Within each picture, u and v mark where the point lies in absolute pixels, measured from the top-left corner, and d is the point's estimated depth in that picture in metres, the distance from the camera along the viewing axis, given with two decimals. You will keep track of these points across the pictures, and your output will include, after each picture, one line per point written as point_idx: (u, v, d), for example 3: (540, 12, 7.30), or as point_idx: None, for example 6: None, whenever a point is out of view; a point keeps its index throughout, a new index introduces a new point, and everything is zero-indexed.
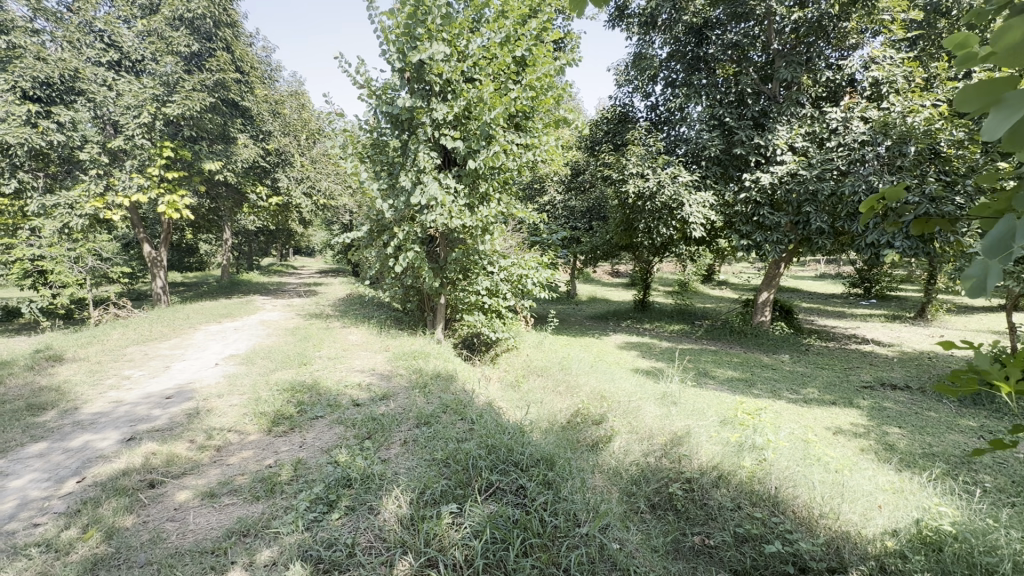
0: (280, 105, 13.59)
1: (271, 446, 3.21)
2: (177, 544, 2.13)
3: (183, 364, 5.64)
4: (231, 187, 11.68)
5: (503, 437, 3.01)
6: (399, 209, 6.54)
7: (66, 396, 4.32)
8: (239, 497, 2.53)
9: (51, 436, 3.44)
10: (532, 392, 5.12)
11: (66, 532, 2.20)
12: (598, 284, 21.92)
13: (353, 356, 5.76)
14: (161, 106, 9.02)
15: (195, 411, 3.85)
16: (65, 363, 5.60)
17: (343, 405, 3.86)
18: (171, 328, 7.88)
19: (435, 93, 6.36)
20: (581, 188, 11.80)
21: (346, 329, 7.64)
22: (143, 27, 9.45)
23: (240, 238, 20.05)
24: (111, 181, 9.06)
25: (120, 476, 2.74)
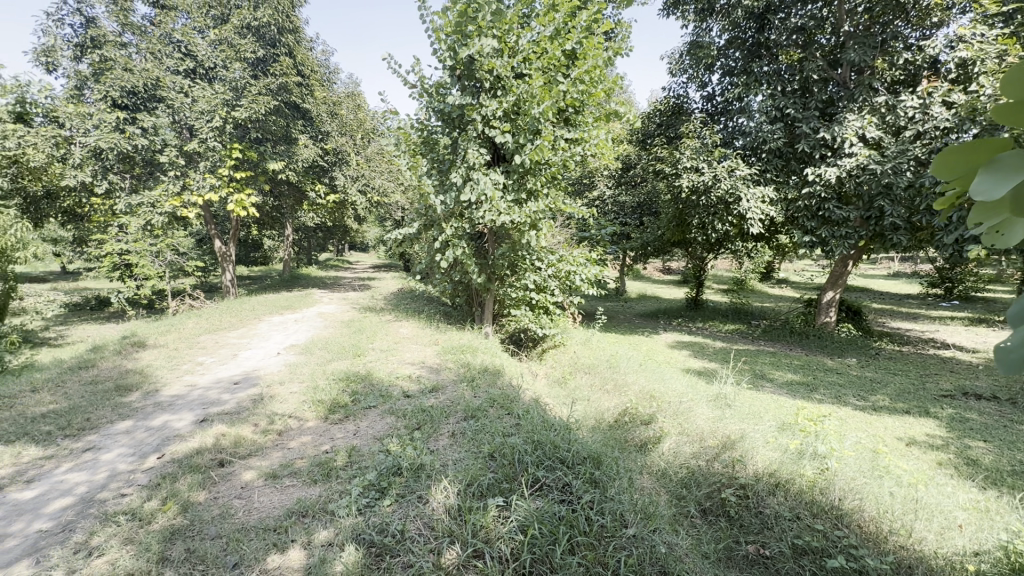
0: (338, 107, 14.10)
1: (327, 433, 3.36)
2: (242, 520, 2.28)
3: (249, 352, 6.02)
4: (293, 186, 12.31)
5: (549, 433, 3.01)
6: (448, 205, 6.66)
7: (148, 379, 4.72)
8: (298, 479, 2.67)
9: (137, 415, 3.78)
10: (578, 389, 5.08)
11: (148, 503, 2.40)
12: (648, 281, 21.42)
13: (403, 349, 5.94)
14: (230, 110, 9.61)
15: (259, 396, 4.10)
16: (147, 349, 6.12)
17: (394, 396, 4.00)
18: (239, 319, 8.43)
19: (485, 89, 6.42)
20: (632, 183, 11.48)
21: (398, 322, 7.88)
22: (215, 37, 10.08)
23: (300, 234, 21.12)
24: (187, 181, 9.79)
25: (194, 454, 2.96)
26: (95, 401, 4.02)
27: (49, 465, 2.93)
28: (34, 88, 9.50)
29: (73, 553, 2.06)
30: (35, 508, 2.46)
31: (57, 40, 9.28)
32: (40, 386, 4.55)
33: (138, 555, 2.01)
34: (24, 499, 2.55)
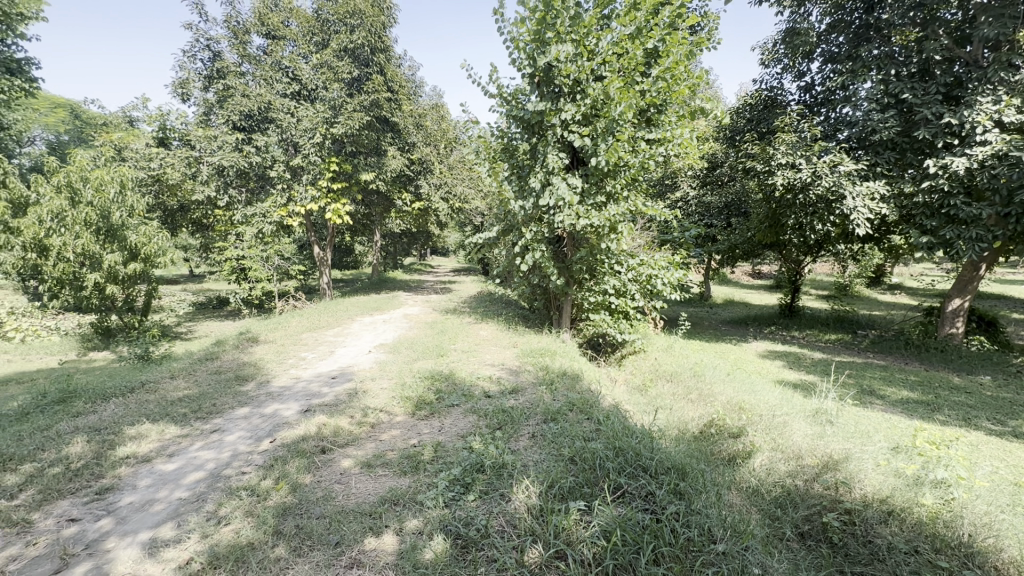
0: (424, 118, 14.74)
1: (414, 428, 3.56)
2: (342, 504, 2.47)
3: (344, 349, 6.52)
4: (382, 195, 13.10)
5: (631, 440, 2.95)
6: (528, 210, 6.77)
7: (260, 371, 5.27)
8: (390, 470, 2.86)
9: (252, 402, 4.23)
10: (660, 398, 4.93)
11: (265, 481, 2.69)
12: (737, 286, 20.15)
13: (483, 350, 6.11)
14: (329, 127, 10.47)
15: (354, 390, 4.43)
16: (259, 344, 6.85)
17: (476, 395, 4.13)
18: (335, 319, 9.14)
19: (564, 94, 6.48)
20: (719, 182, 10.90)
21: (478, 324, 8.11)
22: (317, 61, 11.00)
23: (387, 240, 22.41)
24: (292, 194, 10.81)
25: (301, 440, 3.28)
26: (219, 388, 4.57)
27: (185, 442, 3.37)
28: (172, 116, 11.07)
29: (206, 520, 2.35)
30: (176, 478, 2.84)
31: (191, 73, 10.80)
32: (177, 374, 5.24)
33: (257, 527, 2.26)
34: (167, 469, 2.95)
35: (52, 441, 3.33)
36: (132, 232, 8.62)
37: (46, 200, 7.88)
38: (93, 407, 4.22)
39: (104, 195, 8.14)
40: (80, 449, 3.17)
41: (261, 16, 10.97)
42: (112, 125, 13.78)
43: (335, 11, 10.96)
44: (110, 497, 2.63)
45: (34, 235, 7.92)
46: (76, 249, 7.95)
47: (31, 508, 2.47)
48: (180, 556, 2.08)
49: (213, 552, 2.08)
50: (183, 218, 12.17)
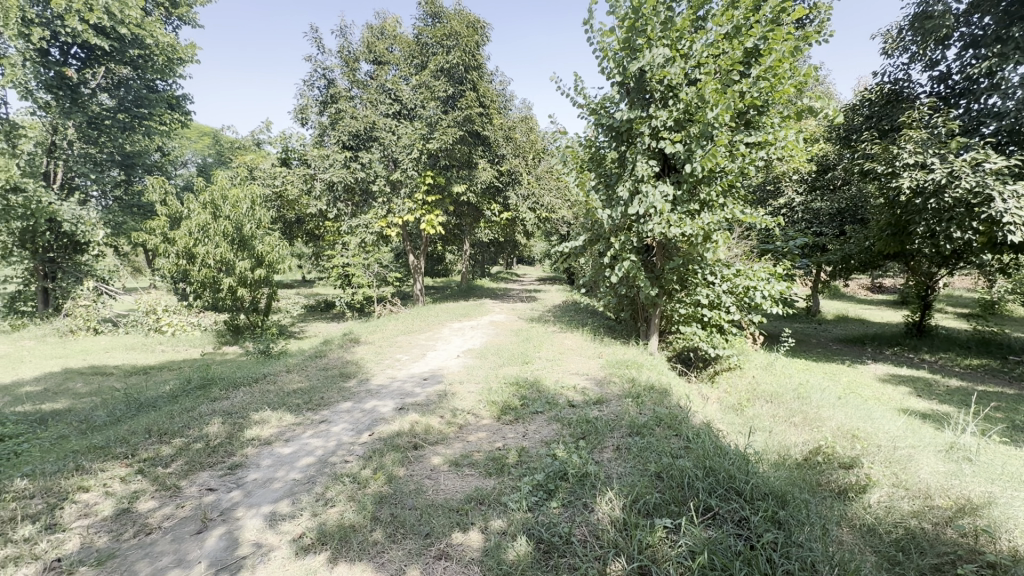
0: (515, 131, 15.00)
1: (500, 431, 3.66)
2: (432, 497, 2.62)
3: (436, 353, 6.88)
4: (472, 207, 13.59)
5: (723, 461, 2.81)
6: (616, 219, 6.72)
7: (361, 369, 5.74)
8: (476, 470, 2.97)
9: (354, 398, 4.62)
10: (757, 419, 4.61)
11: (364, 471, 2.93)
12: (852, 301, 18.09)
13: (567, 359, 6.12)
14: (425, 142, 11.14)
15: (444, 392, 4.64)
16: (361, 344, 7.45)
17: (560, 404, 4.16)
18: (427, 324, 9.65)
19: (655, 100, 6.37)
20: (830, 187, 9.95)
21: (562, 334, 8.14)
22: (416, 82, 11.77)
23: (476, 249, 23.15)
24: (392, 206, 11.63)
25: (396, 436, 3.52)
26: (327, 383, 5.04)
27: (298, 430, 3.76)
28: (294, 139, 12.48)
29: (315, 501, 2.60)
30: (292, 460, 3.17)
31: (309, 100, 12.20)
32: (292, 368, 5.87)
33: (358, 511, 2.45)
34: (284, 452, 3.31)
35: (196, 420, 3.89)
36: (259, 241, 9.82)
37: (195, 215, 9.25)
38: (227, 394, 4.87)
39: (238, 210, 9.38)
40: (217, 429, 3.67)
41: (369, 44, 12.02)
42: (246, 148, 15.84)
43: (433, 34, 11.55)
44: (238, 472, 3.01)
45: (185, 244, 9.31)
46: (216, 257, 9.25)
47: (181, 476, 2.92)
48: (294, 531, 2.33)
49: (322, 529, 2.30)
50: (299, 229, 13.56)
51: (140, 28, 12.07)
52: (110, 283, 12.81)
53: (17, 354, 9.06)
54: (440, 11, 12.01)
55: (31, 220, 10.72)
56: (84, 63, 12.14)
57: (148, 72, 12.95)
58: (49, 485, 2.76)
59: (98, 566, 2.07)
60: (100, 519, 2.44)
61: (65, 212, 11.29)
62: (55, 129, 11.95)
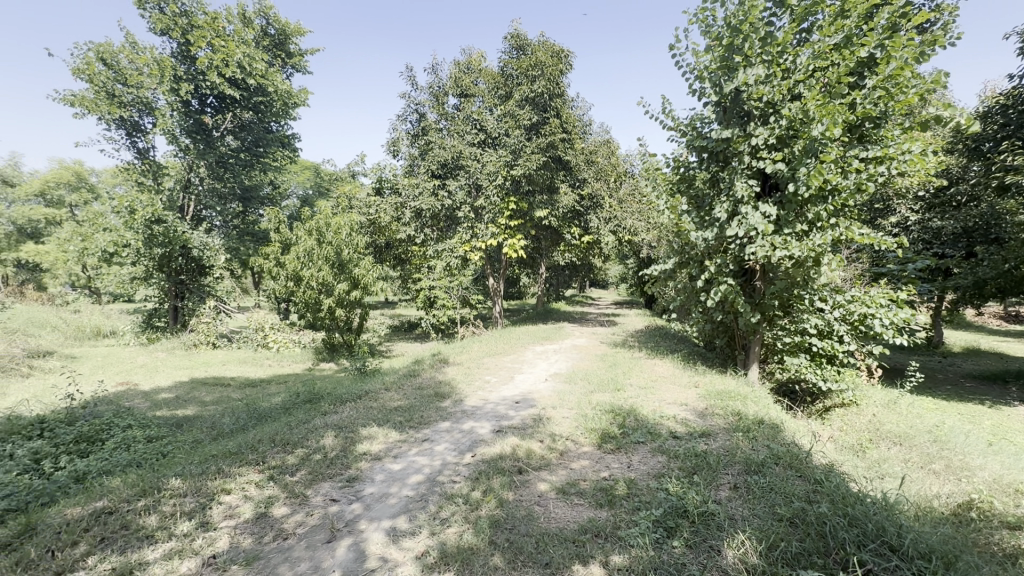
0: (596, 155, 14.97)
1: (603, 460, 3.56)
2: (546, 525, 2.57)
3: (523, 376, 6.88)
4: (553, 231, 13.64)
5: (868, 509, 2.50)
6: (710, 241, 6.41)
7: (454, 389, 5.87)
8: (585, 500, 2.89)
9: (452, 418, 4.71)
10: (888, 463, 4.09)
11: (474, 492, 2.96)
12: (984, 332, 15.77)
13: (661, 388, 5.85)
14: (509, 169, 11.41)
15: (539, 417, 4.61)
16: (449, 364, 7.66)
17: (662, 435, 3.97)
18: (510, 346, 9.72)
19: (754, 118, 6.08)
20: (954, 204, 8.89)
21: (651, 360, 7.84)
22: (501, 112, 12.18)
23: (552, 272, 23.18)
24: (475, 231, 11.98)
25: (499, 458, 3.53)
26: (424, 402, 5.20)
27: (404, 447, 3.90)
28: (387, 170, 13.39)
29: (432, 519, 2.66)
30: (403, 477, 3.28)
31: (401, 133, 13.07)
32: (390, 386, 6.13)
33: (476, 533, 2.47)
34: (395, 469, 3.44)
35: (312, 432, 4.17)
36: (355, 265, 10.51)
37: (303, 241, 10.15)
38: (335, 408, 5.18)
39: (339, 236, 10.14)
40: (332, 442, 3.90)
41: (457, 79, 12.71)
42: (343, 180, 17.21)
43: (518, 66, 11.93)
44: (356, 485, 3.16)
45: (294, 268, 10.24)
46: (318, 279, 10.03)
47: (306, 485, 3.12)
48: (416, 548, 2.39)
49: (443, 549, 2.33)
50: (389, 253, 14.37)
51: (263, 78, 13.69)
52: (227, 302, 14.30)
53: (154, 364, 10.30)
54: (524, 43, 12.41)
55: (169, 247, 12.44)
56: (217, 110, 13.94)
57: (268, 116, 14.55)
58: (199, 486, 3.07)
59: (247, 566, 2.25)
60: (244, 521, 2.66)
61: (195, 239, 12.89)
62: (191, 167, 13.49)
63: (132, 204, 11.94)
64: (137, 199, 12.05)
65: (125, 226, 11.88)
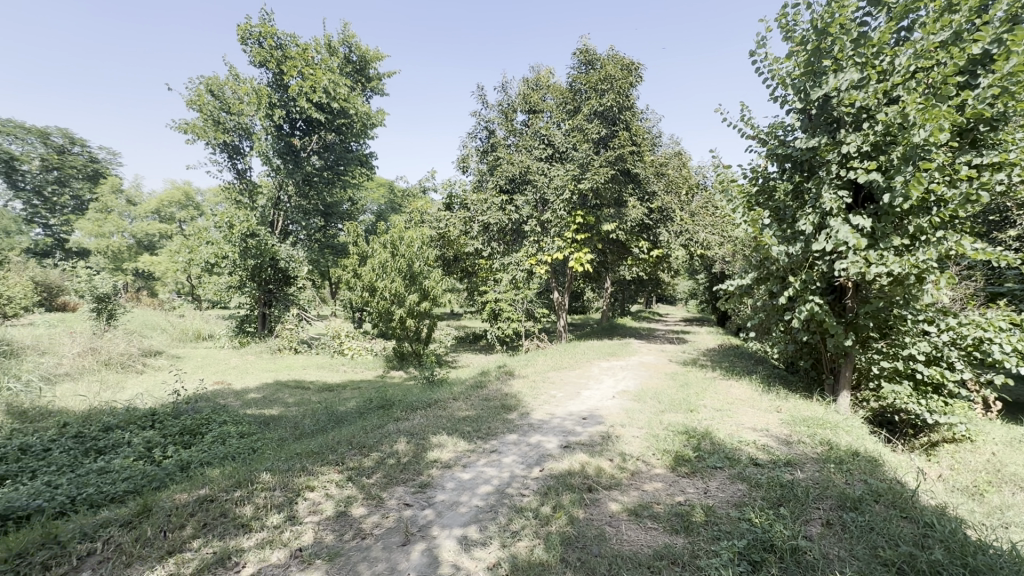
0: (666, 167, 14.58)
1: (677, 484, 3.40)
2: (619, 547, 2.48)
3: (590, 392, 6.76)
4: (620, 244, 13.41)
5: (994, 562, 2.19)
6: (794, 256, 5.99)
7: (520, 402, 5.87)
8: (659, 524, 2.77)
9: (519, 431, 4.72)
10: (1015, 511, 3.56)
11: (544, 508, 2.93)
12: None
13: (738, 410, 5.51)
14: (577, 183, 11.37)
15: (608, 434, 4.50)
16: (514, 377, 7.69)
17: (741, 461, 3.73)
18: (575, 361, 9.60)
19: (845, 125, 5.65)
20: None
21: (726, 381, 7.41)
22: (569, 126, 12.20)
23: (617, 286, 22.72)
24: (542, 244, 12.01)
25: (568, 475, 3.48)
26: (491, 414, 5.25)
27: (473, 457, 3.95)
28: (457, 186, 13.85)
29: (502, 531, 2.67)
30: (473, 487, 3.32)
31: (471, 150, 13.51)
32: (458, 396, 6.26)
33: (547, 549, 2.44)
34: (464, 478, 3.49)
35: (386, 437, 4.33)
36: (426, 277, 10.89)
37: (378, 254, 10.70)
38: (406, 415, 5.36)
39: (411, 249, 10.58)
40: (405, 448, 4.04)
41: (525, 96, 12.97)
42: (415, 195, 17.99)
43: (587, 80, 11.96)
44: (428, 491, 3.24)
45: (369, 279, 10.82)
46: (391, 290, 10.52)
47: (381, 488, 3.24)
48: (487, 559, 2.40)
49: (514, 562, 2.33)
50: (457, 266, 14.77)
51: (346, 102, 14.72)
52: (308, 310, 15.32)
53: (244, 366, 11.22)
54: (593, 58, 12.43)
55: (260, 259, 13.68)
56: (305, 132, 15.14)
57: (349, 136, 15.52)
58: (285, 481, 3.28)
59: (329, 562, 2.36)
60: (326, 518, 2.81)
61: (283, 251, 14.00)
62: (282, 185, 14.70)
63: (231, 219, 13.21)
64: (235, 216, 13.33)
65: (224, 239, 13.25)
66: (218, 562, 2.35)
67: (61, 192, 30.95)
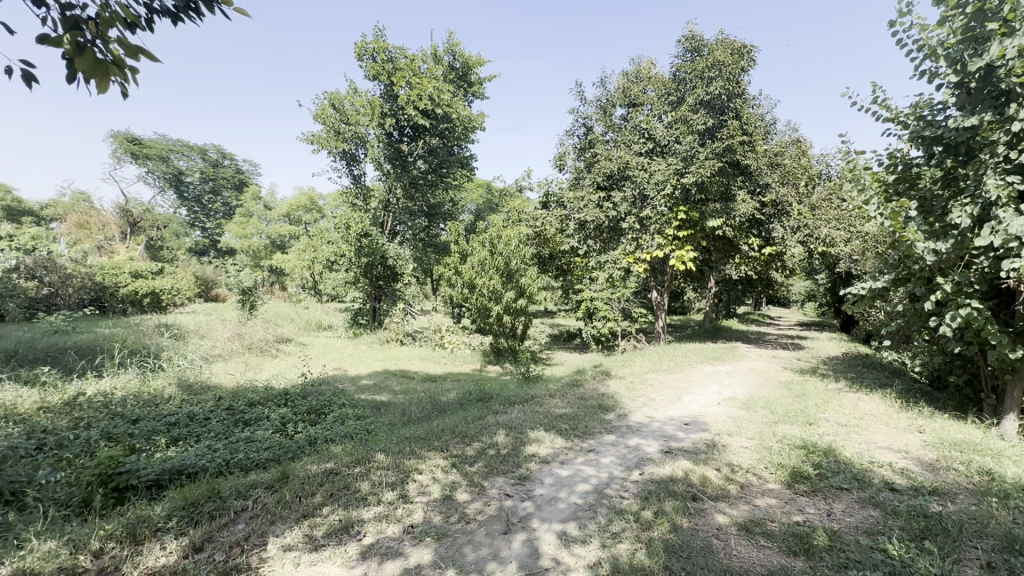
0: (782, 156, 13.33)
1: (795, 502, 3.12)
2: (728, 563, 2.34)
3: (692, 397, 6.42)
4: (728, 241, 12.56)
5: None
6: (944, 254, 5.16)
7: (618, 403, 5.76)
8: (775, 543, 2.56)
9: (617, 432, 4.64)
10: None
11: (645, 512, 2.85)
12: None
13: (868, 427, 4.90)
14: (679, 177, 10.78)
15: (713, 443, 4.26)
16: (611, 377, 7.57)
17: (874, 484, 3.31)
18: (675, 364, 9.19)
19: (1018, 98, 4.73)
20: None
21: (854, 394, 6.61)
22: (671, 118, 11.64)
23: (723, 286, 21.26)
24: (640, 242, 11.63)
25: (669, 481, 3.35)
26: (588, 413, 5.21)
27: (571, 454, 3.96)
28: (553, 184, 13.89)
29: (602, 531, 2.65)
30: (571, 484, 3.33)
31: (568, 148, 13.49)
32: (554, 393, 6.31)
33: (650, 555, 2.38)
34: (563, 474, 3.52)
35: (487, 428, 4.51)
36: (522, 275, 11.06)
37: (477, 252, 11.11)
38: (504, 409, 5.52)
39: (508, 247, 10.82)
40: (504, 440, 4.16)
41: (625, 90, 12.64)
42: (512, 195, 18.37)
43: (692, 69, 11.34)
44: (527, 484, 3.32)
45: (469, 277, 11.30)
46: (489, 288, 10.88)
47: (483, 477, 3.38)
48: (587, 556, 2.40)
49: (616, 564, 2.30)
50: (552, 264, 14.84)
51: (449, 107, 15.43)
52: (413, 305, 16.36)
53: (357, 355, 12.29)
54: (700, 44, 11.74)
55: (372, 257, 14.89)
56: (412, 138, 16.13)
57: (451, 140, 16.25)
58: (397, 462, 3.56)
59: (437, 541, 2.52)
60: (433, 499, 3.00)
61: (391, 250, 15.09)
62: (391, 189, 15.83)
63: (348, 221, 14.53)
64: (351, 218, 14.66)
65: (343, 239, 14.62)
66: (343, 528, 2.62)
67: (215, 200, 36.09)
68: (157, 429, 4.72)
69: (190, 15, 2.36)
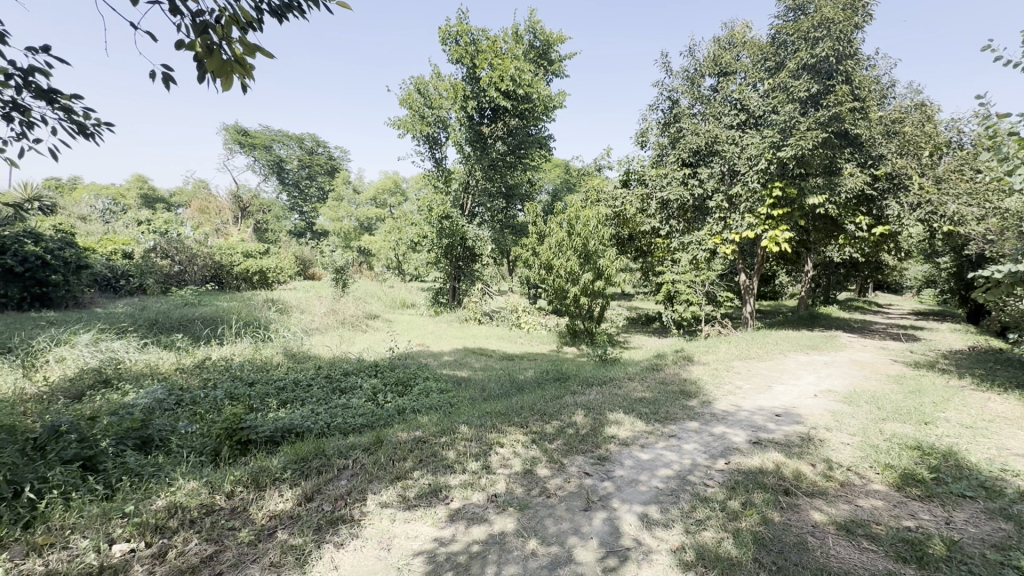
0: (902, 123, 11.78)
1: (905, 506, 2.85)
2: (825, 562, 2.20)
3: (784, 387, 6.02)
4: (830, 219, 11.52)
5: None
6: None
7: (701, 390, 5.55)
8: (881, 548, 2.37)
9: (700, 419, 4.48)
10: None
11: (732, 502, 2.75)
12: None
13: (1000, 431, 4.32)
14: (776, 151, 9.90)
15: (808, 437, 3.98)
16: (693, 363, 7.29)
17: (1006, 495, 2.93)
18: (765, 351, 8.65)
19: None
20: None
21: (981, 393, 5.83)
22: (769, 86, 10.68)
23: (823, 269, 19.47)
24: (728, 222, 10.95)
25: (758, 473, 3.20)
26: (669, 398, 5.07)
27: (652, 438, 3.89)
28: (634, 162, 13.37)
29: (685, 517, 2.61)
30: (652, 468, 3.28)
31: (651, 123, 12.88)
32: (633, 377, 6.20)
33: (738, 546, 2.30)
34: (643, 458, 3.48)
35: (565, 408, 4.55)
36: (601, 256, 10.88)
37: (554, 233, 11.09)
38: (582, 390, 5.53)
39: (586, 228, 10.68)
40: (583, 421, 4.18)
41: (716, 58, 11.78)
42: (591, 174, 17.99)
43: (794, 29, 10.30)
44: (607, 465, 3.32)
45: (547, 258, 11.35)
46: (566, 269, 10.86)
47: (562, 454, 3.44)
48: (670, 541, 2.38)
49: (700, 551, 2.26)
50: (631, 246, 14.43)
51: (529, 87, 15.29)
52: (491, 285, 16.72)
53: (439, 332, 12.90)
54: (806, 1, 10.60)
55: (452, 238, 15.40)
56: (491, 120, 16.26)
57: (530, 121, 16.14)
58: (479, 435, 3.72)
59: (519, 511, 2.62)
60: (515, 472, 3.11)
61: (470, 232, 15.47)
62: (471, 171, 16.14)
63: (430, 204, 15.09)
64: (433, 201, 15.23)
65: (426, 221, 15.25)
66: (432, 492, 2.80)
67: (311, 185, 38.89)
68: (269, 392, 5.31)
69: (294, 11, 2.54)
